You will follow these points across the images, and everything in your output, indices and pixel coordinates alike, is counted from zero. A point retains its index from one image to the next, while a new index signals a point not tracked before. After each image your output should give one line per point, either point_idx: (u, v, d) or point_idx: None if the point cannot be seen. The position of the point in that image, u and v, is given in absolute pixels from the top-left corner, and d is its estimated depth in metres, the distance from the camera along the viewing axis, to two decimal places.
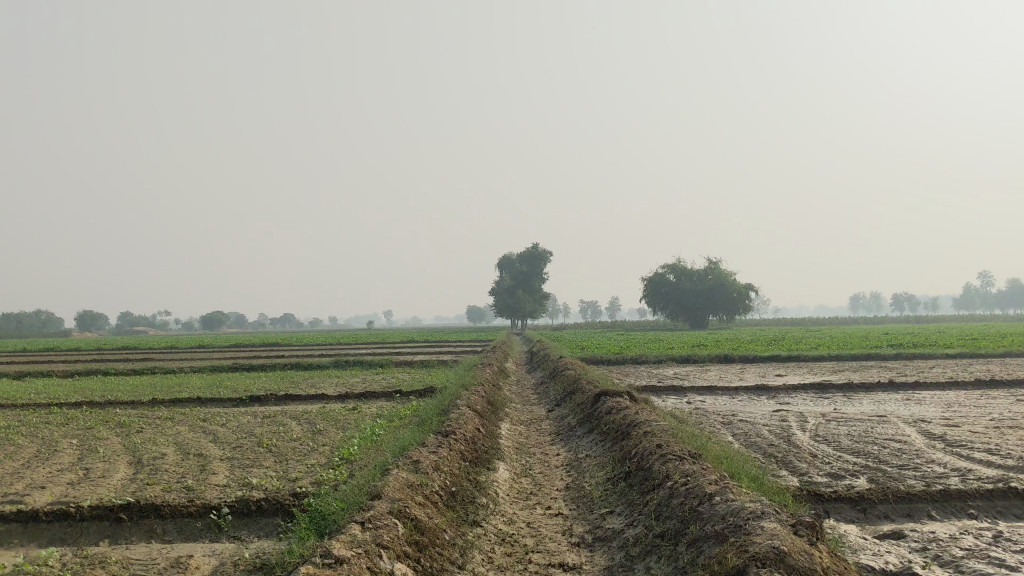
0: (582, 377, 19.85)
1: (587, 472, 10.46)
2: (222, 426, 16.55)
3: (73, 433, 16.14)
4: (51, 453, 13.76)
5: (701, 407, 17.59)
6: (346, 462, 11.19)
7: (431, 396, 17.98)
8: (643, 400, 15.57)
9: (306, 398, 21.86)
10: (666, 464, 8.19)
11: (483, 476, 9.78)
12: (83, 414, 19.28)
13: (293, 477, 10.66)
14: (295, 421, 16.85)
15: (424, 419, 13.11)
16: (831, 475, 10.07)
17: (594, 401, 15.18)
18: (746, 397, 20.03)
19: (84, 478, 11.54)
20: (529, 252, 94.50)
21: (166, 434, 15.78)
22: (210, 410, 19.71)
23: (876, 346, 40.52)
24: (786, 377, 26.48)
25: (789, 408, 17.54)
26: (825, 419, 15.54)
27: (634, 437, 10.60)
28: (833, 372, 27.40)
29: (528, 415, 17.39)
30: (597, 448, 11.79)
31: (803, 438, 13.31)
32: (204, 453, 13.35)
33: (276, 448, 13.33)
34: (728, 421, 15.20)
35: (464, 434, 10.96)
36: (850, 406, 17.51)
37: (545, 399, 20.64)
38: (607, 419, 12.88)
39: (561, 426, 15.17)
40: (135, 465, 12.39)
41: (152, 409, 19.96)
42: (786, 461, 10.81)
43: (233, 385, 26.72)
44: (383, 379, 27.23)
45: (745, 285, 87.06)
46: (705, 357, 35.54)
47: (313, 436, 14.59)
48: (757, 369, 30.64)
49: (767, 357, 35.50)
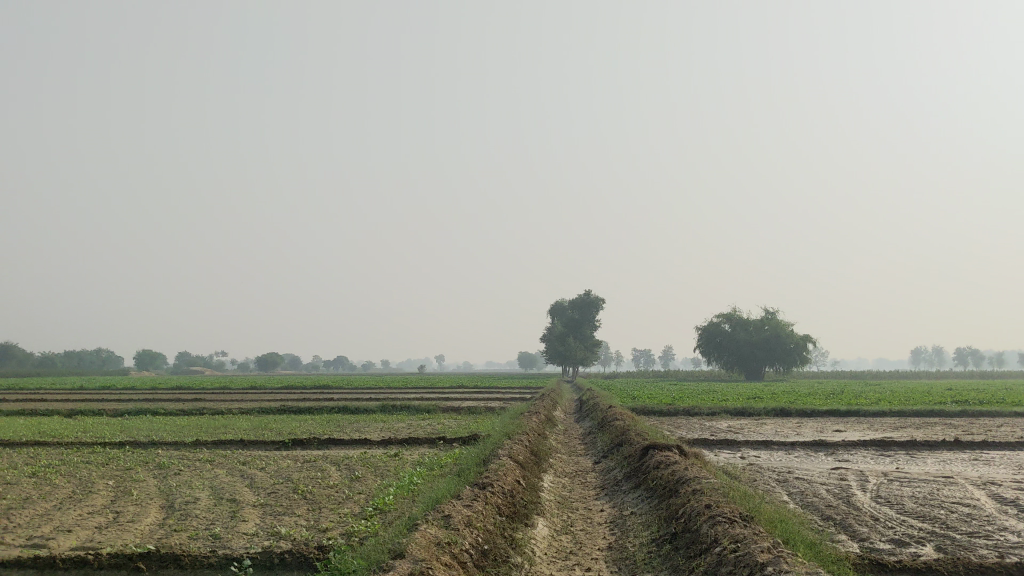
0: (631, 428, 19.20)
1: (631, 531, 9.86)
2: (261, 471, 16.25)
3: (111, 473, 15.99)
4: (86, 494, 13.56)
5: (755, 463, 16.85)
6: (379, 512, 10.74)
7: (475, 445, 17.52)
8: (694, 454, 14.92)
9: (348, 442, 21.54)
10: (715, 527, 7.59)
11: (519, 533, 9.25)
12: (125, 454, 19.19)
13: (323, 527, 10.24)
14: (334, 467, 16.50)
15: (463, 469, 12.64)
16: (895, 542, 9.34)
17: (642, 454, 14.57)
18: (803, 453, 19.21)
19: (112, 522, 11.28)
20: (580, 298, 94.18)
21: (203, 477, 15.53)
22: (252, 453, 19.46)
23: (941, 402, 39.08)
24: (845, 433, 25.46)
25: (848, 466, 16.71)
26: (887, 479, 14.71)
27: (682, 495, 9.99)
28: (895, 428, 26.31)
29: (573, 467, 16.80)
30: (643, 505, 11.18)
31: (864, 499, 12.54)
32: (238, 498, 13.01)
33: (312, 495, 12.95)
34: (783, 479, 14.47)
35: (502, 487, 10.46)
36: (913, 465, 16.63)
37: (592, 450, 20.02)
38: (654, 475, 12.27)
39: (606, 480, 14.55)
40: (167, 510, 12.10)
41: (194, 451, 19.80)
42: (846, 525, 10.10)
43: (278, 428, 26.53)
44: (429, 425, 26.83)
45: (802, 336, 85.45)
46: (760, 411, 34.53)
47: (350, 483, 14.17)
48: (815, 423, 29.59)
49: (825, 411, 34.34)
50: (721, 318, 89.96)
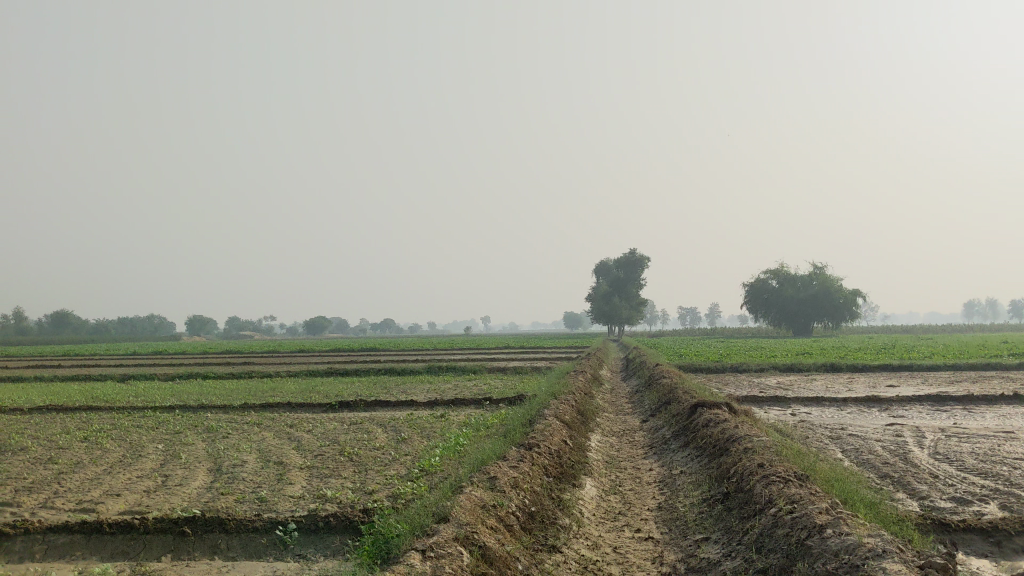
0: (679, 385, 18.92)
1: (681, 491, 9.64)
2: (307, 433, 16.29)
3: (161, 437, 16.14)
4: (136, 458, 13.67)
5: (807, 420, 16.49)
6: (425, 474, 10.63)
7: (521, 405, 17.37)
8: (744, 411, 14.61)
9: (394, 404, 21.54)
10: (769, 487, 7.33)
11: (567, 493, 9.07)
12: (175, 418, 19.39)
13: (369, 490, 10.15)
14: (380, 428, 16.49)
15: (509, 430, 12.47)
16: (957, 500, 9.00)
17: (691, 412, 14.30)
18: (857, 409, 18.77)
19: (161, 485, 11.32)
20: (625, 257, 93.42)
21: (251, 439, 15.60)
22: (299, 415, 19.54)
23: (996, 355, 38.13)
24: (899, 388, 24.91)
25: (904, 422, 16.29)
26: (944, 434, 14.28)
27: (733, 454, 9.72)
28: (950, 383, 25.68)
29: (621, 426, 16.59)
30: (693, 464, 10.94)
31: (922, 455, 12.17)
32: (284, 461, 13.00)
33: (358, 457, 12.91)
34: (836, 436, 14.12)
35: (549, 447, 10.28)
36: (972, 420, 16.15)
37: (640, 409, 19.78)
38: (704, 433, 12.01)
39: (655, 439, 14.32)
40: (214, 473, 12.13)
41: (242, 414, 19.94)
42: (905, 483, 9.77)
43: (325, 390, 26.67)
44: (475, 386, 26.78)
45: (852, 291, 84.14)
46: (810, 367, 33.98)
47: (396, 445, 14.11)
48: (867, 379, 29.02)
49: (877, 366, 33.68)
50: (768, 274, 88.74)
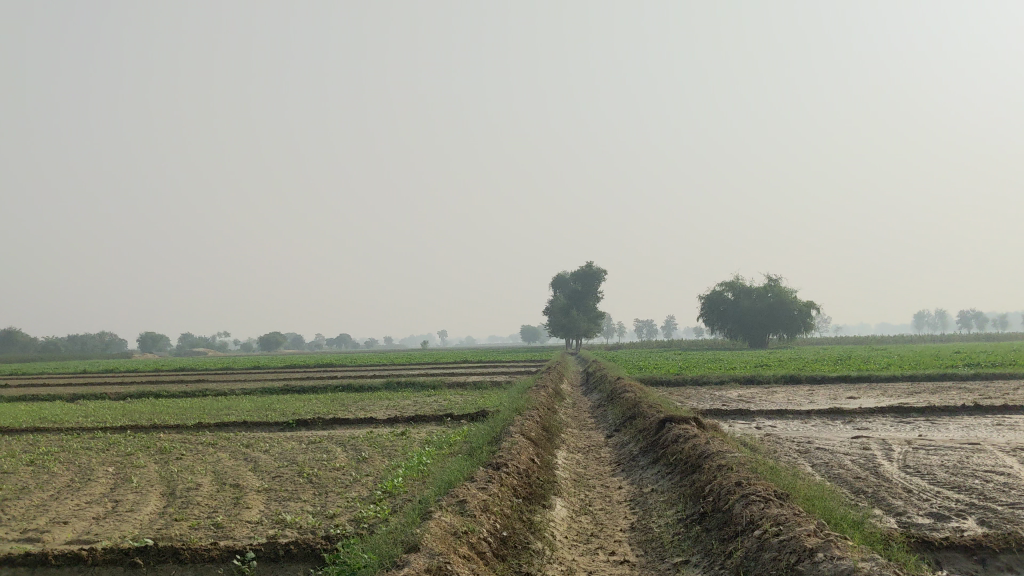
0: (643, 400, 18.71)
1: (654, 510, 9.37)
2: (265, 454, 15.77)
3: (111, 460, 15.52)
4: (85, 482, 13.08)
5: (773, 434, 16.36)
6: (388, 496, 10.27)
7: (484, 421, 17.04)
8: (712, 426, 14.40)
9: (354, 422, 21.05)
10: (749, 507, 7.09)
11: (537, 515, 8.77)
12: (126, 439, 18.70)
13: (331, 514, 9.74)
14: (340, 448, 16.01)
15: (474, 448, 12.13)
16: (935, 516, 8.84)
17: (659, 427, 14.06)
18: (821, 422, 18.71)
19: (111, 512, 10.79)
20: (583, 270, 93.55)
21: (205, 461, 15.06)
22: (255, 435, 18.96)
23: (952, 365, 38.55)
24: (860, 400, 24.96)
25: (870, 434, 16.23)
26: (912, 447, 14.21)
27: (707, 471, 9.49)
28: (909, 394, 25.77)
29: (585, 442, 16.34)
30: (665, 482, 10.69)
31: (892, 469, 12.06)
32: (241, 484, 12.50)
33: (318, 479, 12.45)
34: (805, 450, 13.98)
35: (517, 466, 9.97)
36: (936, 432, 16.14)
37: (604, 424, 19.55)
38: (674, 449, 11.78)
39: (622, 455, 14.07)
40: (167, 498, 11.62)
41: (196, 434, 19.31)
42: (880, 498, 9.59)
43: (282, 408, 26.05)
44: (436, 401, 26.37)
45: (806, 303, 85.15)
46: (770, 379, 34.04)
47: (357, 465, 13.67)
48: (827, 391, 29.09)
49: (836, 377, 33.84)
50: (724, 286, 89.63)
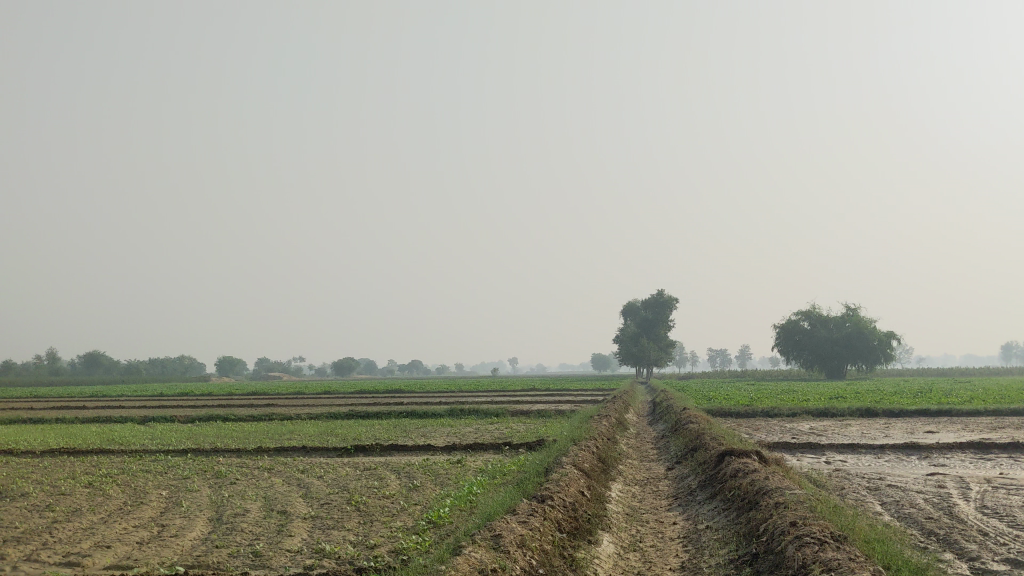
0: (706, 431, 18.11)
1: (706, 549, 8.88)
2: (318, 479, 15.65)
3: (167, 483, 15.58)
4: (137, 506, 13.07)
5: (842, 469, 15.65)
6: (432, 527, 9.97)
7: (540, 450, 16.67)
8: (776, 460, 13.79)
9: (411, 448, 20.89)
10: (803, 549, 6.60)
11: (581, 551, 8.38)
12: (186, 462, 18.84)
13: (371, 544, 9.49)
14: (393, 475, 15.81)
15: (523, 479, 11.77)
16: (1011, 562, 8.17)
17: (718, 461, 13.53)
18: (894, 458, 17.86)
19: (156, 536, 10.73)
20: (654, 298, 92.76)
21: (258, 486, 14.98)
22: (311, 460, 18.93)
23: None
24: (939, 434, 23.85)
25: (946, 471, 15.40)
26: (991, 486, 13.39)
27: (763, 508, 8.97)
28: (992, 429, 24.56)
29: (644, 474, 15.84)
30: (720, 518, 10.17)
31: (968, 509, 11.33)
32: (288, 511, 12.32)
33: (365, 507, 12.22)
34: (875, 487, 13.29)
35: (563, 499, 9.56)
36: (1018, 471, 15.22)
37: (666, 455, 18.97)
38: (732, 484, 11.26)
39: (680, 489, 13.53)
40: (213, 523, 11.50)
41: (254, 459, 19.37)
42: (951, 541, 8.95)
43: (343, 433, 26.02)
44: (497, 429, 26.10)
45: (886, 333, 82.85)
46: (844, 411, 32.89)
47: (407, 493, 13.40)
48: (904, 424, 27.98)
49: (914, 411, 32.56)
50: (799, 315, 87.74)
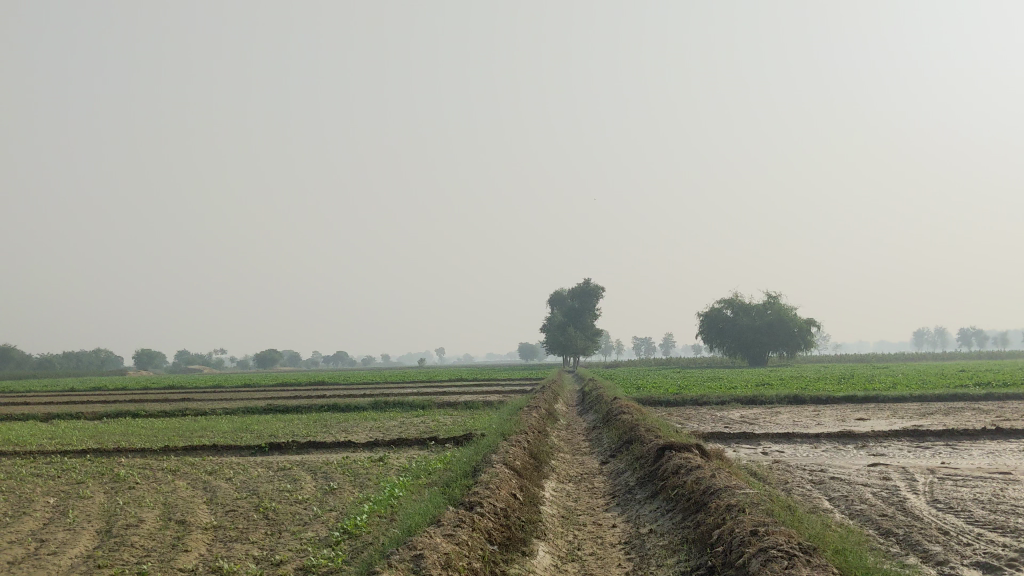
0: (640, 422, 17.35)
1: (652, 558, 8.01)
2: (225, 482, 14.39)
3: (58, 489, 14.14)
4: (16, 518, 11.65)
5: (781, 461, 15.01)
6: (348, 538, 8.90)
7: (468, 446, 15.65)
8: (716, 453, 13.02)
9: (331, 445, 19.70)
10: (769, 566, 5.75)
11: (514, 566, 7.43)
12: (83, 465, 17.34)
13: (275, 561, 8.36)
14: (309, 476, 14.62)
15: (449, 481, 10.76)
16: (983, 567, 7.49)
17: (657, 456, 12.72)
18: (832, 448, 17.34)
19: (30, 555, 9.40)
20: (581, 287, 92.39)
21: (159, 491, 13.67)
22: (219, 460, 17.60)
23: (961, 385, 37.24)
24: (871, 422, 23.58)
25: (888, 461, 14.92)
26: (936, 477, 12.88)
27: (714, 511, 8.15)
28: (922, 416, 24.44)
29: (577, 470, 14.99)
30: (665, 522, 9.35)
31: (920, 502, 10.76)
32: (188, 520, 11.11)
33: (275, 514, 11.08)
34: (820, 480, 12.68)
35: (493, 505, 8.58)
36: (960, 459, 14.78)
37: (598, 448, 18.11)
38: (675, 481, 10.46)
39: (617, 486, 12.71)
40: (101, 537, 10.24)
41: (158, 460, 17.94)
42: (913, 543, 8.26)
43: (260, 430, 24.61)
44: (422, 423, 25.04)
45: (806, 320, 83.91)
46: (773, 399, 32.62)
47: (322, 497, 12.28)
48: (834, 411, 27.78)
49: (840, 397, 32.39)
50: (722, 303, 88.37)
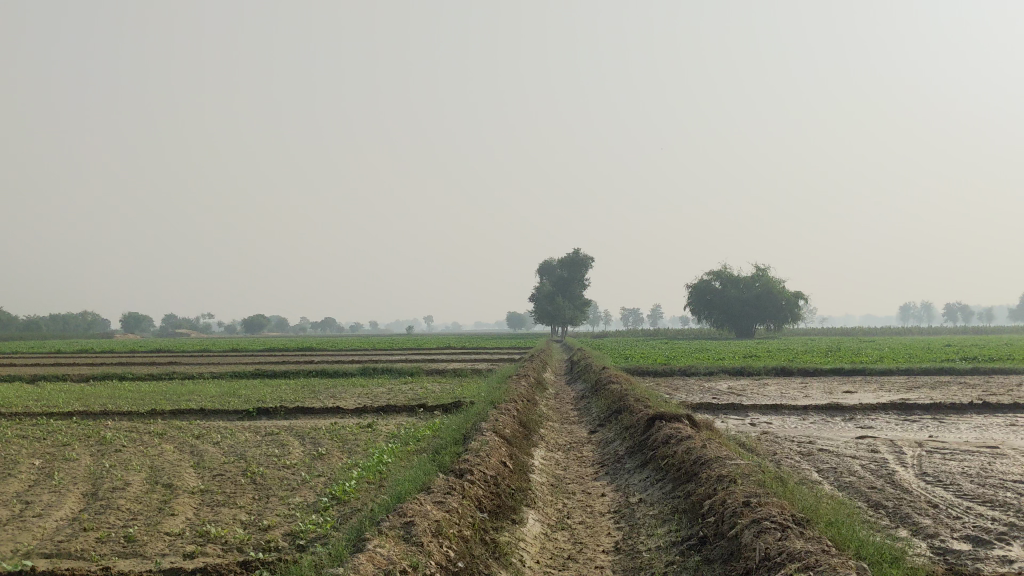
0: (629, 391, 17.32)
1: (642, 527, 7.99)
2: (212, 446, 14.29)
3: (43, 451, 14.04)
4: (1, 479, 11.56)
5: (770, 432, 15.01)
6: (336, 504, 8.84)
7: (458, 413, 15.59)
8: (706, 424, 12.99)
9: (319, 411, 19.62)
10: (762, 538, 5.72)
11: (503, 534, 7.38)
12: (69, 427, 17.23)
13: (263, 526, 8.30)
14: (297, 441, 14.55)
15: (438, 448, 10.70)
16: (973, 540, 7.49)
17: (647, 425, 12.70)
18: (820, 420, 17.36)
19: (15, 517, 9.31)
20: (570, 257, 92.36)
21: (146, 455, 13.59)
22: (206, 424, 17.50)
23: (948, 360, 37.43)
24: (858, 395, 23.66)
25: (876, 434, 14.94)
26: (925, 450, 12.89)
27: (705, 481, 8.12)
28: (909, 389, 24.51)
29: (565, 439, 14.96)
30: (654, 491, 9.33)
31: (909, 475, 10.76)
32: (174, 484, 11.03)
33: (263, 479, 11.01)
34: (808, 452, 12.68)
35: (483, 473, 8.52)
36: (948, 433, 14.81)
37: (587, 417, 18.09)
38: (665, 451, 10.42)
39: (606, 455, 12.70)
40: (87, 500, 10.15)
41: (145, 423, 17.83)
42: (903, 516, 8.26)
43: (248, 394, 24.53)
44: (410, 390, 25.01)
45: (794, 292, 84.11)
46: (761, 370, 32.71)
47: (310, 463, 12.21)
48: (822, 384, 27.85)
49: (828, 370, 32.50)
50: (711, 275, 88.47)
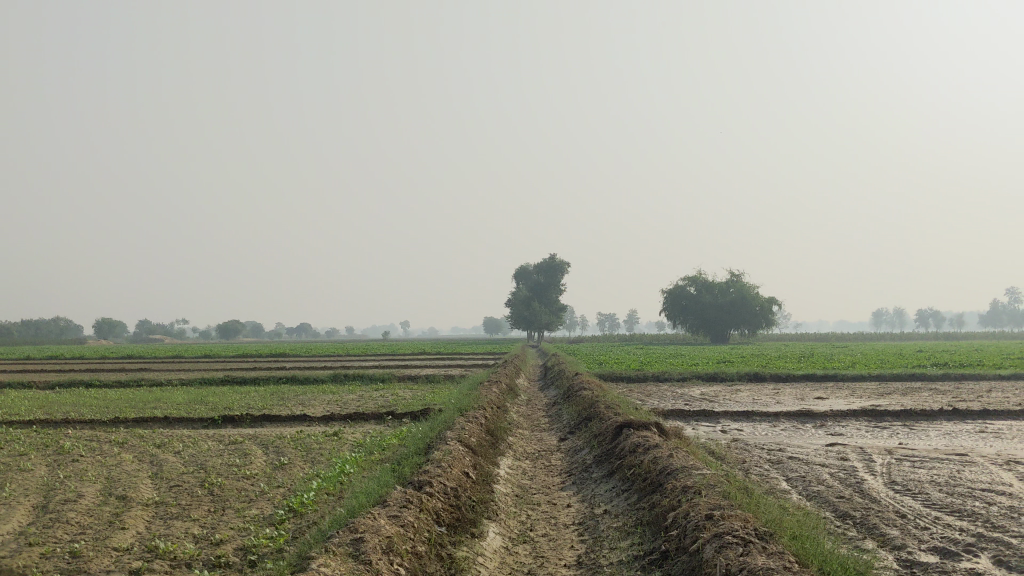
0: (599, 398, 17.14)
1: (606, 540, 7.79)
2: (172, 456, 13.96)
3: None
4: None
5: (740, 440, 14.86)
6: (292, 517, 8.59)
7: (425, 421, 15.34)
8: (675, 432, 12.83)
9: (286, 418, 19.30)
10: (723, 552, 5.54)
11: (461, 549, 7.15)
12: (28, 436, 16.80)
13: (215, 540, 8.03)
14: (260, 450, 14.25)
15: (400, 458, 10.47)
16: (940, 551, 7.36)
17: (615, 434, 12.52)
18: (790, 426, 17.27)
19: None
20: (547, 262, 92.32)
21: (104, 464, 13.24)
22: (169, 433, 17.14)
23: (920, 365, 37.54)
24: (830, 401, 23.64)
25: (846, 441, 14.85)
26: (894, 457, 12.80)
27: (670, 493, 7.94)
28: (880, 395, 24.50)
29: (533, 447, 14.75)
30: (620, 502, 9.15)
31: (877, 484, 10.65)
32: (129, 495, 10.71)
33: (220, 491, 10.72)
34: (778, 460, 12.53)
35: (443, 485, 8.29)
36: (918, 441, 14.73)
37: (557, 425, 17.88)
38: (632, 461, 10.23)
39: (574, 465, 12.50)
40: (35, 513, 9.81)
41: (106, 432, 17.43)
42: (871, 527, 8.12)
43: (215, 402, 24.13)
44: (381, 397, 24.70)
45: (769, 298, 84.41)
46: (734, 376, 32.65)
47: (271, 473, 11.93)
48: (794, 390, 27.83)
49: (801, 376, 32.50)
50: (687, 280, 88.62)
